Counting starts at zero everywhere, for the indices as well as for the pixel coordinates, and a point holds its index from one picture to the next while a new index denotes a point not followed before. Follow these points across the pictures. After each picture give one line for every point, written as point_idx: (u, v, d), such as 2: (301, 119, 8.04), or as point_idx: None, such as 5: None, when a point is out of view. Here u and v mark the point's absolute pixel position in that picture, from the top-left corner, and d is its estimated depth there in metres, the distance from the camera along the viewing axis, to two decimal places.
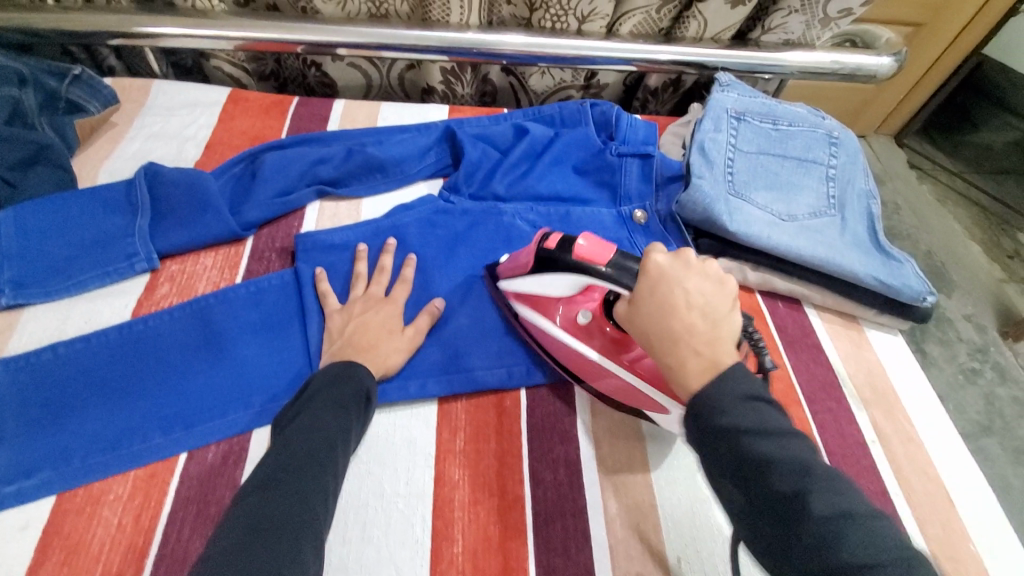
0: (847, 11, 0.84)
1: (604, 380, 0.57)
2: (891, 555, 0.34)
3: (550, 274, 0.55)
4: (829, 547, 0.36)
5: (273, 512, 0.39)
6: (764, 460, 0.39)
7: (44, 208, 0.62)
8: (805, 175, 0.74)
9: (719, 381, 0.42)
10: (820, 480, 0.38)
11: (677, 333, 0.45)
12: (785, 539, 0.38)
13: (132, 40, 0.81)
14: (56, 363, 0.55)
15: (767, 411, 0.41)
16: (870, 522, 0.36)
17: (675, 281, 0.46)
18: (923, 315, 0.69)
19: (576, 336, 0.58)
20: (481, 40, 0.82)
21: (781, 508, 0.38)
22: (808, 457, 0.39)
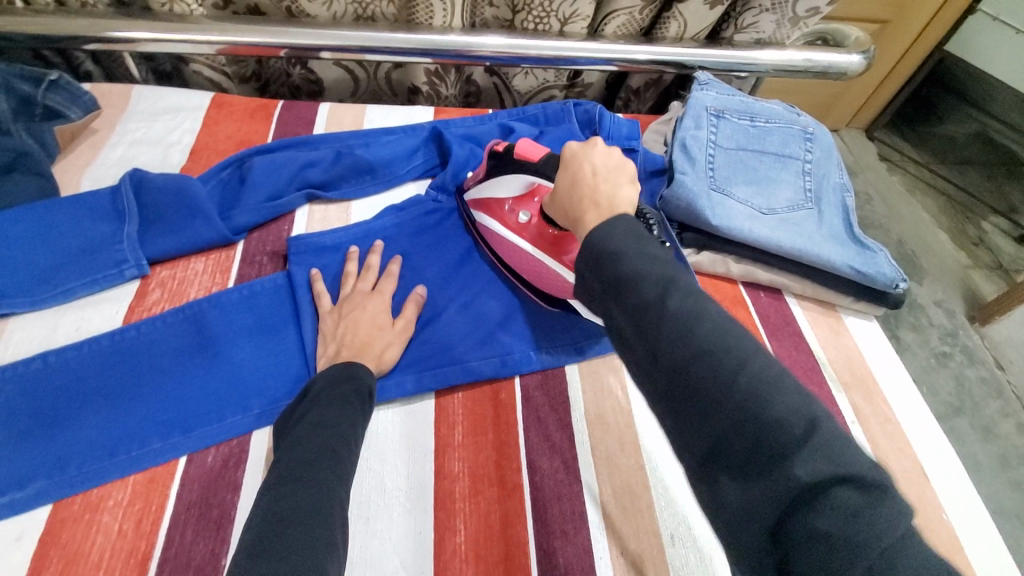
0: (813, 11, 0.87)
1: (536, 274, 0.66)
2: (798, 409, 0.30)
3: (501, 176, 0.66)
4: (725, 401, 0.32)
5: (300, 503, 0.39)
6: (660, 300, 0.35)
7: (26, 217, 0.61)
8: (782, 169, 0.76)
9: (618, 231, 0.39)
10: (717, 327, 0.34)
11: (583, 191, 0.46)
12: (657, 350, 0.34)
13: (108, 45, 0.80)
14: (47, 371, 0.54)
15: (668, 263, 0.37)
16: (770, 373, 0.32)
17: (583, 156, 0.48)
18: (896, 300, 0.72)
19: (518, 233, 0.66)
20: (465, 43, 0.83)
21: (662, 336, 0.34)
22: (708, 305, 0.35)
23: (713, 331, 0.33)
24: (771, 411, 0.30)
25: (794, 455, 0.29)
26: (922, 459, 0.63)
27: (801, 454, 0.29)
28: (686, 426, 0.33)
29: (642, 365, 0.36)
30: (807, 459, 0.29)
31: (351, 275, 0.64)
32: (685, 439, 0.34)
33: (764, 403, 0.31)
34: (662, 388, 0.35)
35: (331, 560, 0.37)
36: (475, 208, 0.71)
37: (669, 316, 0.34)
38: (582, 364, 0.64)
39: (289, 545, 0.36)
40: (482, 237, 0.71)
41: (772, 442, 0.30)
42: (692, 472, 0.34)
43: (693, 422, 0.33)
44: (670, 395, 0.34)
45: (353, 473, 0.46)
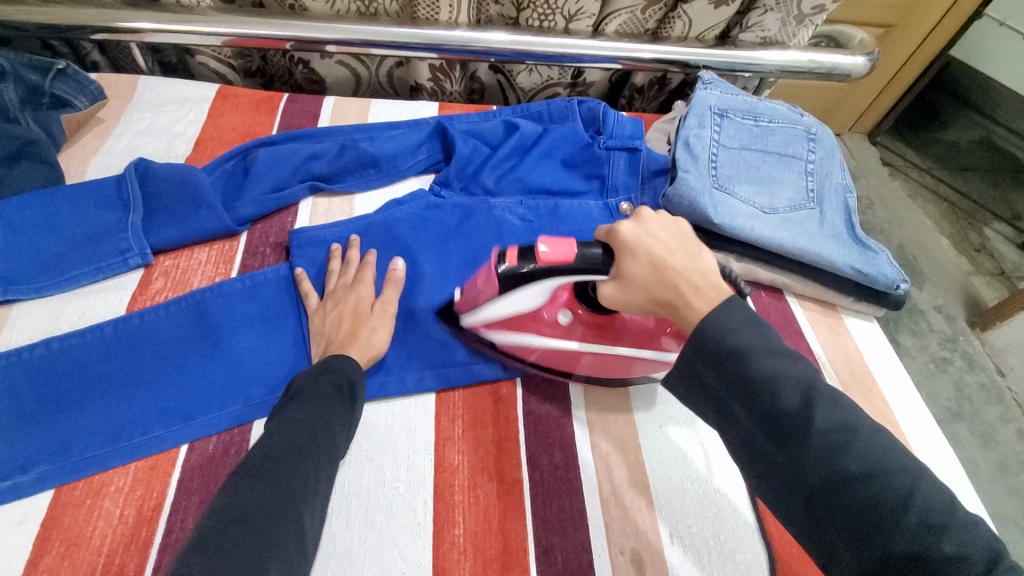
0: (819, 9, 0.86)
1: (597, 365, 0.60)
2: (969, 539, 0.34)
3: (514, 292, 0.53)
4: (888, 524, 0.36)
5: (258, 499, 0.40)
6: (806, 416, 0.39)
7: (30, 204, 0.61)
8: (785, 169, 0.76)
9: (739, 325, 0.42)
10: (868, 445, 0.38)
11: (672, 276, 0.46)
12: (804, 464, 0.39)
13: (116, 35, 0.80)
14: (50, 356, 0.54)
15: (804, 368, 0.41)
16: (931, 496, 0.36)
17: (643, 236, 0.48)
18: (896, 301, 0.72)
19: (559, 335, 0.58)
20: (470, 38, 0.84)
21: (811, 449, 0.39)
22: (851, 415, 0.39)
23: (864, 448, 0.38)
24: (940, 543, 0.34)
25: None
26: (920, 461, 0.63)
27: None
28: (847, 538, 0.38)
29: (791, 477, 0.40)
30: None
31: (351, 266, 0.64)
32: (831, 543, 0.39)
33: (932, 529, 0.35)
34: (814, 499, 0.39)
35: (277, 560, 0.38)
36: (489, 328, 0.59)
37: (817, 429, 0.39)
38: None
39: (235, 543, 0.37)
40: (507, 350, 0.61)
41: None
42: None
43: (855, 540, 0.37)
44: (820, 503, 0.39)
45: (324, 471, 0.46)
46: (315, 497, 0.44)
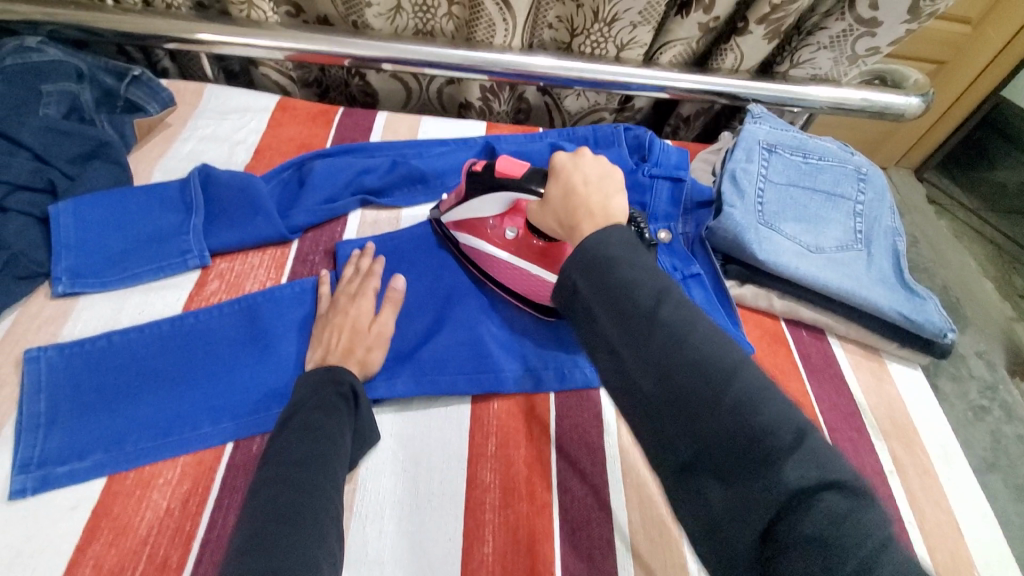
0: (874, 50, 0.86)
1: (531, 285, 0.66)
2: (787, 417, 0.33)
3: (479, 195, 0.64)
4: (718, 407, 0.34)
5: (287, 501, 0.42)
6: (654, 308, 0.37)
7: (100, 203, 0.65)
8: (833, 208, 0.76)
9: (617, 239, 0.41)
10: (705, 336, 0.36)
11: (576, 204, 0.48)
12: (649, 357, 0.37)
13: (188, 45, 0.84)
14: (110, 349, 0.57)
15: (661, 274, 0.40)
16: (763, 384, 0.35)
17: (572, 168, 0.51)
18: (944, 351, 0.70)
19: (503, 247, 0.66)
20: (521, 63, 0.85)
21: (654, 344, 0.37)
22: (693, 313, 0.38)
23: (701, 339, 0.36)
24: (761, 420, 0.33)
25: (780, 462, 0.32)
26: (963, 518, 0.61)
27: (792, 461, 0.31)
28: (676, 428, 0.35)
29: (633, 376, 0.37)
30: (795, 465, 0.31)
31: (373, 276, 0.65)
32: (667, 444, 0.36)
33: (755, 410, 0.33)
34: (654, 395, 0.37)
35: (323, 552, 0.40)
36: (454, 227, 0.70)
37: (660, 321, 0.37)
38: None
39: (279, 543, 0.38)
40: (465, 257, 0.70)
41: (761, 450, 0.32)
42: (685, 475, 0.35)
43: (685, 425, 0.35)
44: (658, 400, 0.36)
45: (342, 471, 0.48)
46: (339, 495, 0.45)
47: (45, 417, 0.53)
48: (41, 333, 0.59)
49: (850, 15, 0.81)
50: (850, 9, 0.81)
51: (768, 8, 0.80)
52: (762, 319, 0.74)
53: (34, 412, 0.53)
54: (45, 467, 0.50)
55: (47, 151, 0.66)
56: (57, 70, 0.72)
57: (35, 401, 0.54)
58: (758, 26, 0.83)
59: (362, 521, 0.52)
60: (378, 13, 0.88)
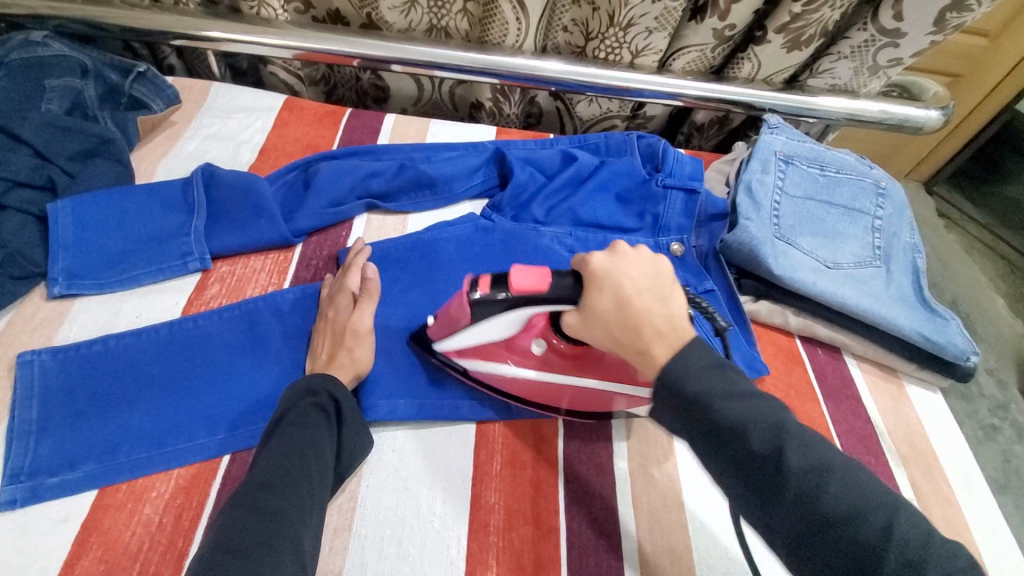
0: (896, 61, 0.84)
1: (568, 394, 0.57)
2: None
3: (488, 321, 0.52)
4: (876, 569, 0.35)
5: (243, 526, 0.40)
6: (779, 456, 0.38)
7: (99, 202, 0.63)
8: (851, 223, 0.74)
9: (697, 367, 0.42)
10: (844, 484, 0.37)
11: (635, 318, 0.44)
12: (785, 507, 0.38)
13: (195, 42, 0.83)
14: (105, 354, 0.56)
15: (767, 405, 0.41)
16: (916, 533, 0.36)
17: (617, 272, 0.45)
18: (964, 374, 0.68)
19: (533, 365, 0.56)
20: (533, 67, 0.84)
21: (791, 495, 0.38)
22: (826, 454, 0.39)
23: (840, 491, 0.37)
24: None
25: None
26: (982, 550, 0.59)
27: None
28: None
29: (771, 524, 0.39)
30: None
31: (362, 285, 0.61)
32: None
33: (916, 561, 0.35)
34: (797, 548, 0.38)
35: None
36: (458, 356, 0.58)
37: (792, 470, 0.38)
38: None
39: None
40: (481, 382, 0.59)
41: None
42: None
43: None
44: (800, 550, 0.38)
45: (317, 490, 0.45)
46: (310, 515, 0.43)
47: (35, 424, 0.51)
48: (36, 336, 0.57)
49: (873, 25, 0.79)
50: (873, 19, 0.79)
51: (788, 17, 0.78)
52: (776, 337, 0.72)
53: (25, 417, 0.51)
54: (34, 477, 0.49)
55: (47, 148, 0.65)
56: (60, 65, 0.70)
57: (27, 407, 0.52)
58: (777, 35, 0.81)
59: (362, 542, 0.50)
60: (393, 6, 0.86)
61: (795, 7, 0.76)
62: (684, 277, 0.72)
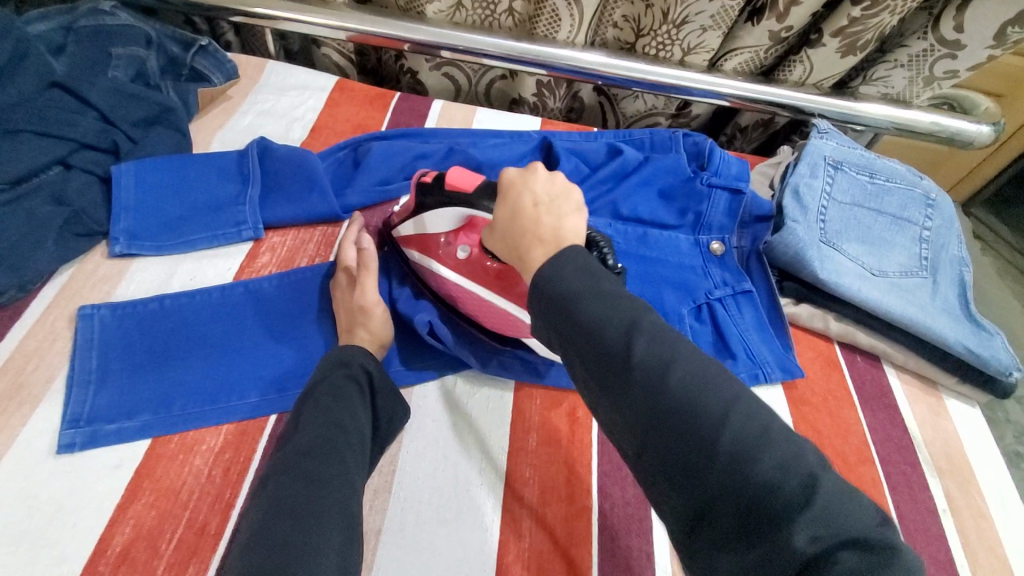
0: (952, 74, 0.83)
1: (476, 304, 0.59)
2: (789, 466, 0.32)
3: (431, 208, 0.58)
4: (710, 453, 0.34)
5: (291, 490, 0.42)
6: (626, 347, 0.38)
7: (160, 166, 0.65)
8: (897, 232, 0.73)
9: (570, 268, 0.42)
10: (687, 373, 0.36)
11: (522, 227, 0.47)
12: (630, 400, 0.37)
13: (253, 19, 0.85)
14: (161, 312, 0.58)
15: (630, 306, 0.40)
16: (753, 425, 0.34)
17: (524, 184, 0.49)
18: (1007, 391, 0.67)
19: (455, 268, 0.59)
20: (583, 61, 0.84)
21: (635, 387, 0.37)
22: (675, 351, 0.38)
23: (683, 380, 0.36)
24: (755, 476, 0.32)
25: (793, 519, 0.31)
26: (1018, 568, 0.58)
27: (799, 521, 0.31)
28: (674, 477, 0.35)
29: (616, 417, 0.38)
30: (806, 528, 0.30)
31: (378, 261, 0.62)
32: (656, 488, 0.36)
33: (749, 457, 0.33)
34: (642, 441, 0.37)
35: (329, 545, 0.40)
36: (405, 243, 0.64)
37: (636, 361, 0.37)
38: None
39: (280, 540, 0.38)
40: (425, 277, 0.64)
41: (766, 507, 0.32)
42: (685, 521, 0.35)
43: (677, 469, 0.35)
44: (647, 446, 0.36)
45: (358, 458, 0.47)
46: (354, 479, 0.45)
47: (95, 373, 0.53)
48: (95, 291, 0.59)
49: (933, 35, 0.78)
50: (934, 29, 0.78)
51: (846, 20, 0.77)
52: (813, 341, 0.72)
53: (86, 367, 0.53)
54: (94, 423, 0.51)
55: (113, 112, 0.67)
56: (127, 34, 0.73)
57: (87, 357, 0.54)
58: (833, 39, 0.80)
59: (400, 506, 0.51)
60: (438, 10, 0.88)
61: (855, 12, 0.75)
62: (723, 276, 0.71)
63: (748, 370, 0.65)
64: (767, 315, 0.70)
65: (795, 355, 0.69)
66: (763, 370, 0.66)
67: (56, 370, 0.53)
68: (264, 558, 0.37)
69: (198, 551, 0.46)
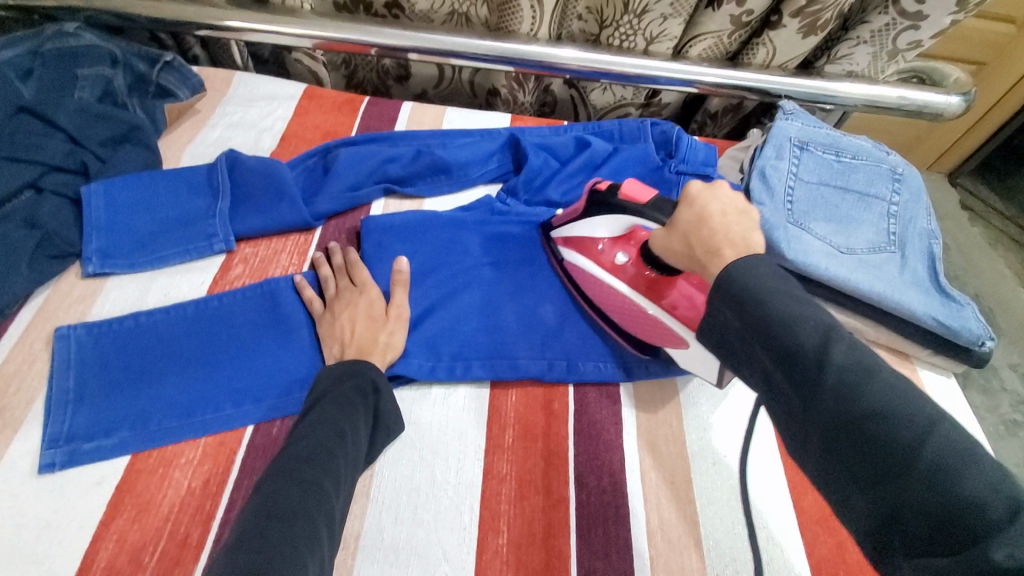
0: (915, 44, 0.83)
1: (628, 315, 0.63)
2: (997, 488, 0.29)
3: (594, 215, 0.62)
4: (902, 463, 0.31)
5: (285, 492, 0.42)
6: (821, 351, 0.35)
7: (130, 185, 0.66)
8: (865, 209, 0.74)
9: (766, 274, 0.40)
10: (891, 385, 0.33)
11: (711, 232, 0.45)
12: (816, 401, 0.35)
13: (218, 32, 0.85)
14: (137, 329, 0.58)
15: (829, 316, 0.38)
16: (961, 448, 0.31)
17: (710, 194, 0.47)
18: (980, 359, 0.68)
19: (613, 274, 0.63)
20: (548, 55, 0.84)
21: (824, 389, 0.35)
22: (876, 361, 0.35)
23: (880, 389, 0.33)
24: (954, 493, 0.30)
25: (993, 536, 0.28)
26: None
27: (999, 539, 0.28)
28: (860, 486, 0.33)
29: (803, 419, 0.36)
30: (1005, 543, 0.27)
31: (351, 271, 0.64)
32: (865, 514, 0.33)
33: (952, 474, 0.30)
34: (823, 443, 0.35)
35: (313, 554, 0.39)
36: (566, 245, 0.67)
37: (830, 365, 0.35)
38: (634, 383, 0.63)
39: (267, 538, 0.38)
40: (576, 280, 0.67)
41: (968, 525, 0.29)
42: (874, 524, 0.33)
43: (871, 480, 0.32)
44: (828, 448, 0.35)
45: (348, 474, 0.47)
46: (340, 489, 0.45)
47: (73, 393, 0.54)
48: (71, 312, 0.60)
49: (894, 8, 0.78)
50: (894, 3, 0.78)
51: (804, 1, 0.77)
52: None
53: (63, 388, 0.54)
54: (73, 442, 0.52)
55: (80, 133, 0.68)
56: (91, 55, 0.73)
57: (65, 378, 0.55)
58: (793, 20, 0.80)
59: (379, 507, 0.52)
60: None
61: None
62: None
63: None
64: None
65: None
66: None
67: (34, 392, 0.54)
68: (250, 552, 0.37)
69: (181, 562, 0.47)
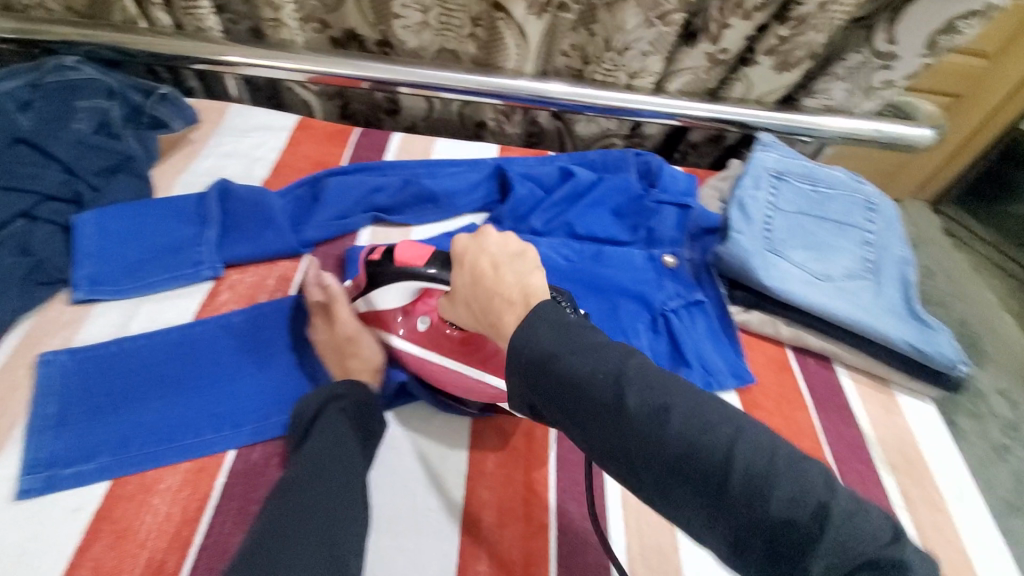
0: (889, 83, 0.86)
1: (461, 386, 0.57)
2: (800, 494, 0.32)
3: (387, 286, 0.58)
4: (725, 497, 0.33)
5: (276, 523, 0.41)
6: (620, 400, 0.37)
7: (121, 213, 0.68)
8: (841, 237, 0.76)
9: (543, 328, 0.41)
10: (684, 416, 0.35)
11: (489, 291, 0.46)
12: (633, 449, 0.36)
13: (215, 66, 0.87)
14: (120, 354, 0.59)
15: (612, 355, 0.39)
16: (759, 454, 0.33)
17: (477, 248, 0.49)
18: (955, 384, 0.69)
19: (424, 344, 0.59)
20: (534, 88, 0.87)
21: (637, 438, 0.36)
22: (667, 392, 0.37)
23: (682, 421, 0.35)
24: (770, 509, 0.32)
25: (812, 553, 0.31)
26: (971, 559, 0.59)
27: (819, 549, 0.31)
28: (698, 519, 0.34)
29: (629, 468, 0.37)
30: (824, 553, 0.30)
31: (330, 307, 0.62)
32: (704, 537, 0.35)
33: (764, 491, 0.32)
34: (661, 489, 0.36)
35: None
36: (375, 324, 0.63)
37: (632, 412, 0.36)
38: None
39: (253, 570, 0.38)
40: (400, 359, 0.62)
41: (788, 538, 0.31)
42: (723, 556, 0.35)
43: (702, 510, 0.34)
44: (667, 495, 0.36)
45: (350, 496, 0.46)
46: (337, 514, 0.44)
47: (55, 418, 0.54)
48: (57, 337, 0.61)
49: (868, 48, 0.82)
50: (868, 43, 0.82)
51: (775, 40, 0.82)
52: (769, 348, 0.74)
53: (45, 413, 0.55)
54: (53, 467, 0.52)
55: (76, 164, 0.69)
56: (89, 88, 0.75)
57: (47, 403, 0.55)
58: (766, 57, 0.85)
59: None
60: (406, 25, 0.89)
61: (783, 31, 0.80)
62: (676, 288, 0.74)
63: (700, 379, 0.67)
64: (719, 324, 0.73)
65: (746, 362, 0.71)
66: (714, 378, 0.68)
67: (17, 419, 0.54)
68: None
69: None
